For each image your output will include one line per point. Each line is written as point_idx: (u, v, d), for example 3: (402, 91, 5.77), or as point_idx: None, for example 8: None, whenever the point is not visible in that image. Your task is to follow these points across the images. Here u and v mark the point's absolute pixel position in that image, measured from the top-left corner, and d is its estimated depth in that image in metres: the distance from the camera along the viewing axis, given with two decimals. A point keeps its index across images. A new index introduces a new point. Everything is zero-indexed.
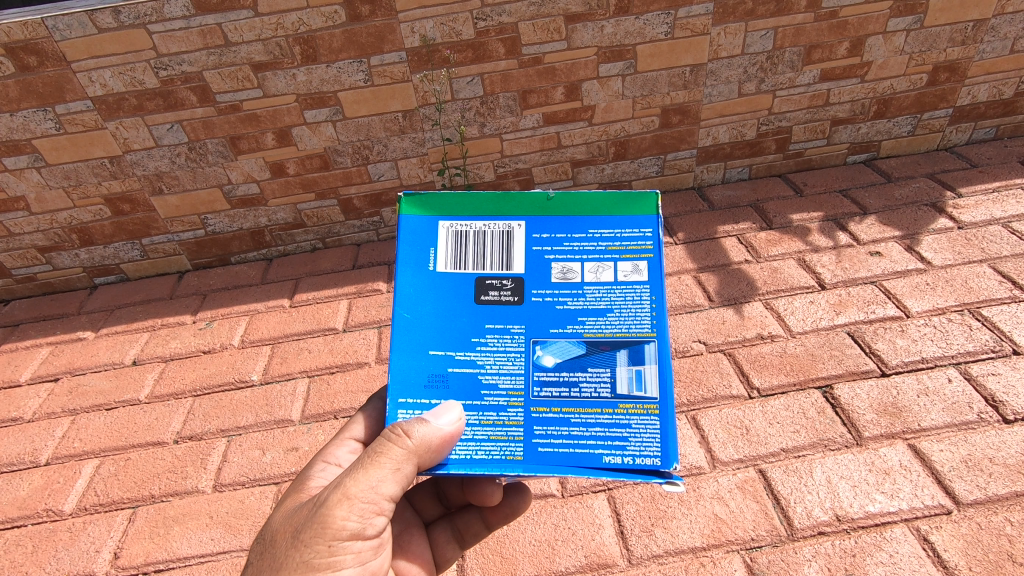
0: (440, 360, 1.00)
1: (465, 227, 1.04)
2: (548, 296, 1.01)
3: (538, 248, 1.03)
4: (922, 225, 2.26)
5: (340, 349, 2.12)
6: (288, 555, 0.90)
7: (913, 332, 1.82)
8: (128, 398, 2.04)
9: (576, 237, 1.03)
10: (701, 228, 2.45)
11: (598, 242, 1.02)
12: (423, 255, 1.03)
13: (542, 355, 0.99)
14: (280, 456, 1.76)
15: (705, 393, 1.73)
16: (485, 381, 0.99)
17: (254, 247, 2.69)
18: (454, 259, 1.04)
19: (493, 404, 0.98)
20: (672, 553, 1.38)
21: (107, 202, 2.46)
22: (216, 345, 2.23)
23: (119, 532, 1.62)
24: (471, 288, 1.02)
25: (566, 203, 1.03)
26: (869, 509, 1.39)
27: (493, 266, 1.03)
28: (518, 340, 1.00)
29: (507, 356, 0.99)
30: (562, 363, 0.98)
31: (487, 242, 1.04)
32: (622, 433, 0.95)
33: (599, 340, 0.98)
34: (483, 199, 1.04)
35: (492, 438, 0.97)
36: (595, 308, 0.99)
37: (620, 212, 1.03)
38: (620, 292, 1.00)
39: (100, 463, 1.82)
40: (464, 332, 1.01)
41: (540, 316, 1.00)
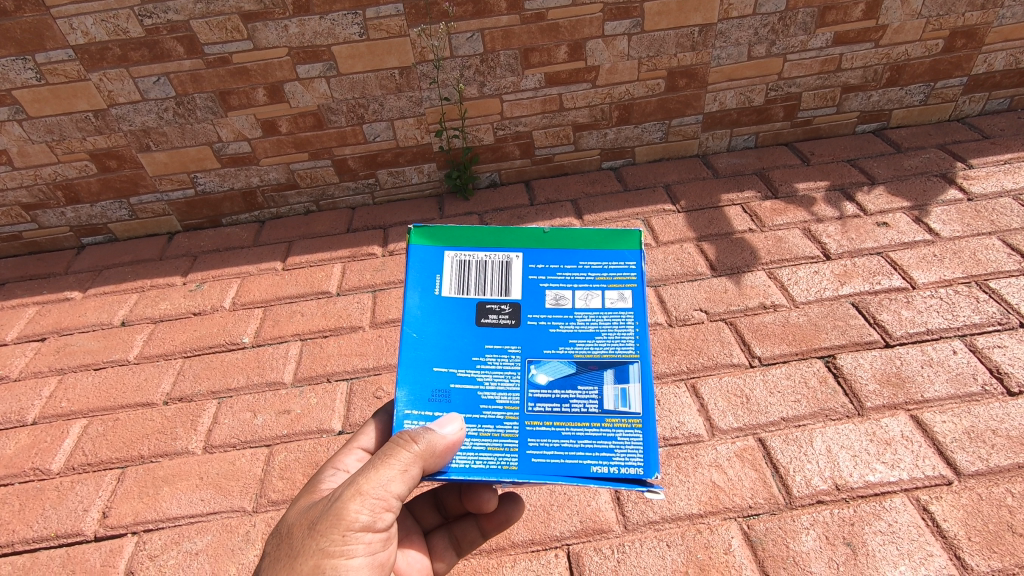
0: (443, 376, 0.97)
1: (468, 257, 1.02)
2: (543, 320, 0.99)
3: (535, 277, 1.01)
4: (931, 196, 2.21)
5: (334, 313, 2.07)
6: (304, 545, 0.86)
7: (919, 303, 1.79)
8: (117, 358, 2.00)
9: (568, 268, 1.02)
10: (704, 196, 2.39)
11: (587, 273, 1.01)
12: (426, 283, 1.01)
13: (536, 373, 0.96)
14: (271, 418, 1.72)
15: (705, 360, 1.70)
16: (484, 397, 0.96)
17: (246, 209, 2.62)
18: (456, 287, 1.01)
19: (489, 419, 0.95)
20: (668, 520, 1.36)
21: (93, 157, 2.38)
22: (206, 307, 2.18)
23: (108, 492, 1.59)
24: (471, 312, 1.00)
25: (561, 237, 1.02)
26: (869, 478, 1.38)
27: (493, 292, 1.01)
28: (515, 360, 0.97)
29: (503, 374, 0.96)
30: (554, 381, 0.96)
31: (488, 273, 1.02)
32: (609, 444, 0.92)
33: (588, 359, 0.96)
34: (484, 232, 1.02)
35: (490, 449, 0.93)
36: (584, 331, 0.98)
37: (610, 246, 1.02)
38: (608, 317, 0.98)
39: (88, 423, 1.79)
40: (465, 351, 0.98)
41: (536, 338, 0.98)
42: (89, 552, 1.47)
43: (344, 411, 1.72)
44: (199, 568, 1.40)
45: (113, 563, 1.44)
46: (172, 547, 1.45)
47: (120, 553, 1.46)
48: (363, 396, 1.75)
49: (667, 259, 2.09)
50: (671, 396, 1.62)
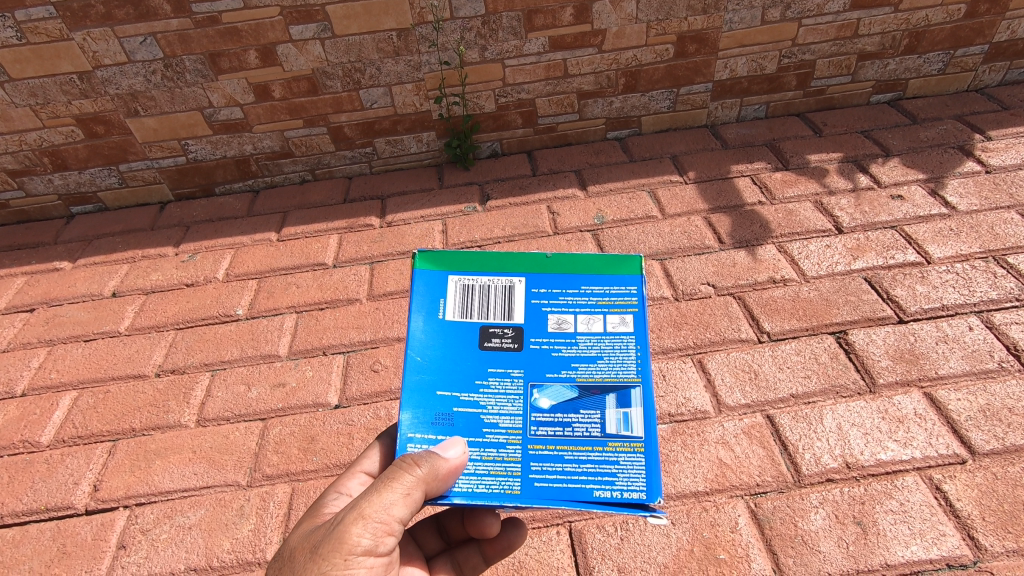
0: (444, 400, 0.91)
1: (471, 281, 0.98)
2: (545, 344, 0.94)
3: (537, 301, 0.97)
4: (948, 168, 2.14)
5: (330, 285, 2.01)
6: (305, 569, 0.82)
7: (934, 278, 1.73)
8: (108, 330, 1.95)
9: (570, 292, 0.97)
10: (713, 167, 2.31)
11: (589, 297, 0.97)
12: (428, 306, 0.97)
13: (539, 398, 0.91)
14: (266, 391, 1.68)
15: (712, 335, 1.65)
16: (486, 420, 0.90)
17: (239, 178, 2.54)
18: (459, 311, 0.97)
19: (491, 444, 0.89)
20: (673, 497, 1.32)
21: (79, 122, 2.29)
22: (199, 278, 2.13)
23: (98, 465, 1.55)
24: (473, 335, 0.95)
25: (564, 262, 0.99)
26: (881, 457, 1.34)
27: (495, 314, 0.96)
28: (517, 384, 0.92)
29: (505, 398, 0.91)
30: (557, 406, 0.90)
31: (491, 297, 0.97)
32: (611, 468, 0.87)
33: (591, 383, 0.91)
34: (487, 256, 0.99)
35: (492, 474, 0.88)
36: (587, 354, 0.93)
37: (612, 270, 0.98)
38: (609, 341, 0.94)
39: (78, 395, 1.75)
40: (466, 375, 0.92)
41: (539, 361, 0.93)
42: (79, 526, 1.43)
43: (341, 384, 1.67)
44: (193, 542, 1.36)
45: (105, 537, 1.40)
46: (164, 521, 1.42)
47: (111, 526, 1.42)
48: (360, 369, 1.71)
49: (674, 232, 2.03)
50: (677, 371, 1.58)
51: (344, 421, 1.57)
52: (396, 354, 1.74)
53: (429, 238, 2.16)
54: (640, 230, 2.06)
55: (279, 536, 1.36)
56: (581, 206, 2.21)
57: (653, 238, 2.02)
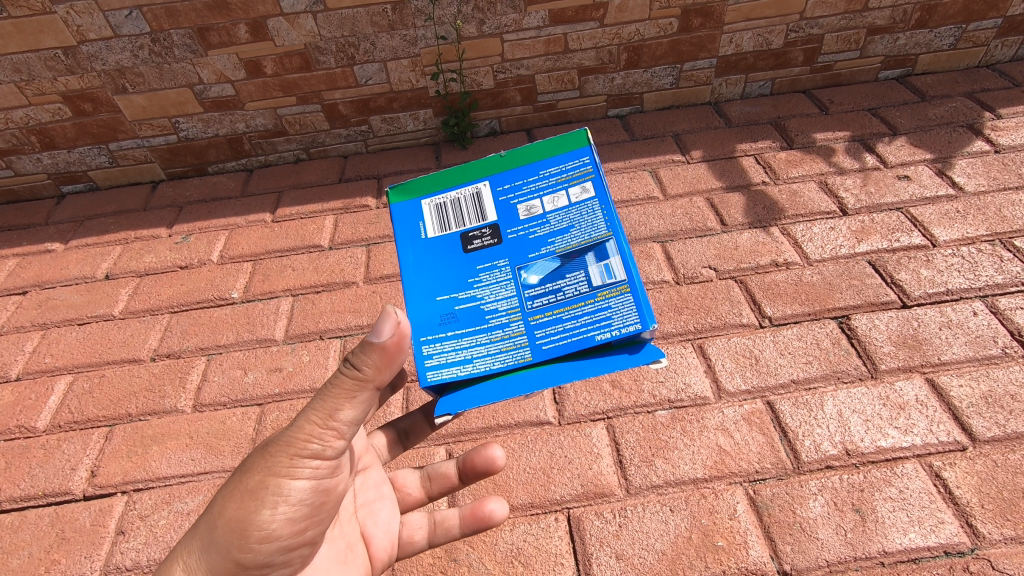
0: (443, 303, 0.93)
1: (443, 198, 1.00)
2: (523, 232, 0.95)
3: (505, 197, 0.98)
4: (956, 148, 2.10)
5: (326, 268, 1.98)
6: (256, 461, 0.89)
7: (939, 262, 1.70)
8: (102, 313, 1.93)
9: (531, 180, 0.98)
10: (716, 146, 2.27)
11: (549, 178, 0.98)
12: (411, 229, 0.99)
13: (528, 277, 0.92)
14: (263, 376, 1.66)
15: (713, 320, 1.63)
16: (485, 311, 0.92)
17: (232, 157, 2.49)
18: (440, 225, 0.99)
19: (495, 326, 0.90)
20: (672, 484, 1.32)
21: (66, 99, 2.23)
22: (193, 260, 2.09)
23: (95, 451, 1.55)
24: (456, 242, 0.97)
25: (518, 157, 1.00)
26: (881, 444, 1.33)
27: (472, 220, 0.98)
28: (505, 273, 0.93)
29: (496, 287, 0.92)
30: (546, 278, 0.91)
31: (464, 205, 0.99)
32: (605, 313, 0.87)
33: (570, 251, 0.91)
34: (448, 172, 1.01)
35: (502, 351, 0.89)
36: (559, 229, 0.94)
37: (563, 150, 0.99)
38: (577, 212, 0.94)
39: (74, 379, 1.73)
40: (457, 276, 0.94)
41: (520, 249, 0.94)
42: (78, 511, 1.43)
43: None
44: None
45: (104, 522, 1.40)
46: (163, 507, 1.41)
47: (110, 512, 1.42)
48: None
49: (676, 214, 1.99)
50: (677, 357, 1.56)
51: None
52: None
53: None
54: (641, 211, 2.03)
55: None
56: None
57: (655, 219, 1.98)
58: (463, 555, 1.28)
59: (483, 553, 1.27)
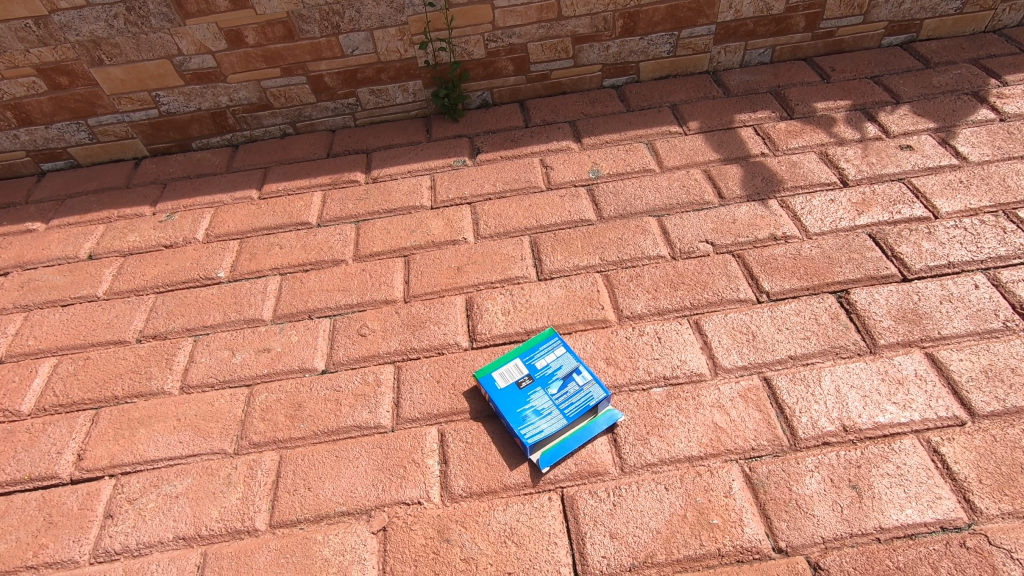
0: (517, 403, 1.39)
1: (503, 369, 1.46)
2: (545, 376, 1.44)
3: (532, 362, 1.47)
4: (960, 116, 2.04)
5: (314, 246, 1.93)
6: None
7: (941, 234, 1.67)
8: (86, 294, 1.88)
9: (542, 357, 1.48)
10: (714, 117, 2.20)
11: (549, 359, 1.47)
12: (489, 386, 1.42)
13: (551, 392, 1.41)
14: (251, 357, 1.63)
15: (710, 296, 1.60)
16: (533, 401, 1.40)
17: (216, 132, 2.41)
18: (502, 377, 1.44)
19: (541, 409, 1.39)
20: (667, 462, 1.30)
21: (40, 73, 2.14)
22: (178, 239, 2.04)
23: (81, 434, 1.52)
24: (513, 390, 1.41)
25: (525, 348, 1.50)
26: (878, 419, 1.31)
27: (519, 378, 1.44)
28: (540, 394, 1.41)
29: (536, 399, 1.40)
30: (560, 389, 1.41)
31: (514, 376, 1.44)
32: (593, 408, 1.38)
33: (570, 380, 1.43)
34: (497, 360, 1.49)
35: (550, 418, 1.37)
36: (561, 374, 1.44)
37: (544, 337, 1.52)
38: (564, 359, 1.47)
39: (58, 362, 1.70)
40: (517, 399, 1.40)
41: (543, 379, 1.44)
42: (65, 495, 1.41)
43: (328, 349, 1.62)
44: (181, 511, 1.35)
45: (91, 506, 1.39)
46: (151, 490, 1.39)
47: (97, 496, 1.40)
48: (346, 333, 1.66)
49: (672, 187, 1.94)
50: (673, 333, 1.53)
51: (331, 387, 1.53)
52: (384, 317, 1.68)
53: (416, 194, 2.07)
54: (637, 184, 1.97)
55: (268, 503, 1.34)
56: (576, 160, 2.11)
57: (651, 193, 1.93)
58: (456, 536, 1.24)
59: (476, 534, 1.24)
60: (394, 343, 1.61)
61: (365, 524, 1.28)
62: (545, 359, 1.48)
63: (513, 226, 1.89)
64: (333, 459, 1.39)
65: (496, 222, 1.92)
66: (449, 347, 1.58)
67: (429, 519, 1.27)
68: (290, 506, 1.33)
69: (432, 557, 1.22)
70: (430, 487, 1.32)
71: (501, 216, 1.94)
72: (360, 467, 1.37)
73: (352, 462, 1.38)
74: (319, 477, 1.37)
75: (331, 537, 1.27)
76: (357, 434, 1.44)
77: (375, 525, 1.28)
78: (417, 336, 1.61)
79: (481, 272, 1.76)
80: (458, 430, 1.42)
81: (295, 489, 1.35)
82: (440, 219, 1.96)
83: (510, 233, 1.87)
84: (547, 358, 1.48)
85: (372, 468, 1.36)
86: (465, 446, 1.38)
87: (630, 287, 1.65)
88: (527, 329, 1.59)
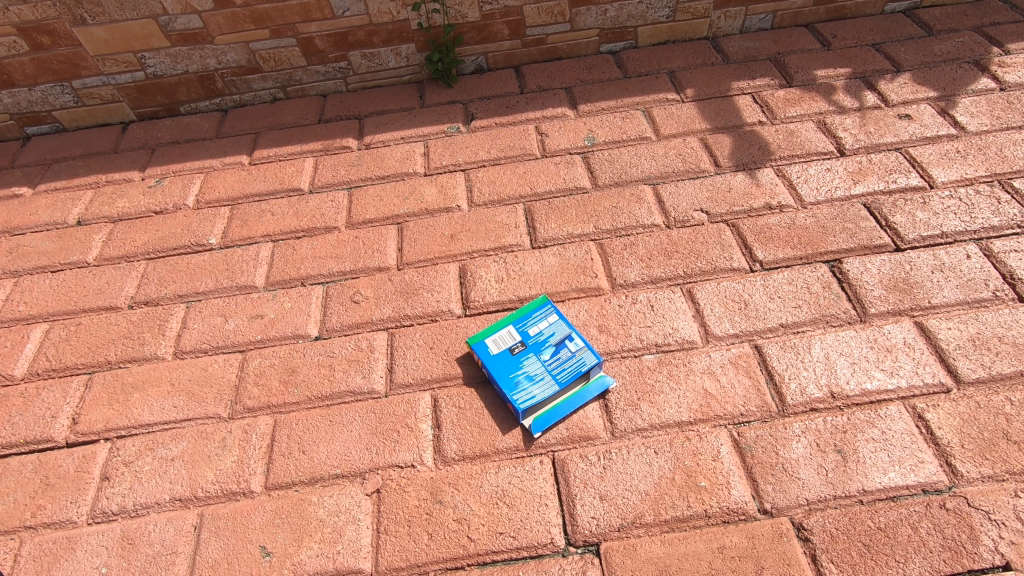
0: (509, 368, 1.40)
1: (495, 335, 1.46)
2: (538, 342, 1.45)
3: (526, 329, 1.48)
4: (960, 85, 2.02)
5: (306, 213, 1.91)
6: None
7: (935, 204, 1.66)
8: (75, 260, 1.87)
9: (535, 323, 1.49)
10: (713, 84, 2.17)
11: (543, 326, 1.48)
12: (483, 352, 1.43)
13: (544, 358, 1.42)
14: (243, 323, 1.63)
15: (703, 265, 1.60)
16: (526, 367, 1.41)
17: (205, 96, 2.36)
18: (495, 342, 1.45)
19: (533, 374, 1.39)
20: (657, 427, 1.32)
21: (21, 32, 2.08)
22: (168, 205, 2.02)
23: (75, 399, 1.53)
24: (506, 356, 1.42)
25: (519, 315, 1.50)
26: (866, 386, 1.33)
27: (512, 344, 1.45)
28: (533, 360, 1.42)
29: (529, 365, 1.41)
30: (553, 356, 1.42)
31: (507, 341, 1.45)
32: (585, 374, 1.39)
33: (562, 347, 1.44)
34: (490, 326, 1.49)
35: (542, 384, 1.38)
36: (554, 340, 1.45)
37: (538, 303, 1.52)
38: (556, 325, 1.47)
39: (50, 327, 1.69)
40: (510, 364, 1.41)
41: (536, 345, 1.44)
42: (61, 458, 1.42)
43: (321, 316, 1.62)
44: (177, 474, 1.36)
45: (88, 469, 1.40)
46: (146, 453, 1.41)
47: (93, 459, 1.41)
48: (339, 300, 1.65)
49: (668, 155, 1.92)
50: (665, 302, 1.54)
51: (325, 353, 1.53)
52: (377, 285, 1.68)
53: (410, 161, 2.04)
54: (632, 152, 1.95)
55: (263, 466, 1.36)
56: (571, 127, 2.08)
57: (646, 161, 1.91)
58: (449, 497, 1.26)
59: (468, 495, 1.26)
60: (388, 310, 1.61)
61: (359, 486, 1.30)
62: (538, 326, 1.48)
63: (507, 193, 1.88)
64: (327, 423, 1.41)
65: (490, 190, 1.90)
66: (442, 314, 1.58)
67: (423, 481, 1.29)
68: (285, 469, 1.34)
69: (425, 518, 1.24)
70: (423, 451, 1.34)
71: (495, 183, 1.92)
72: (353, 431, 1.38)
73: (346, 426, 1.39)
74: (313, 441, 1.38)
75: (326, 498, 1.29)
76: (351, 399, 1.45)
77: (369, 487, 1.30)
78: (411, 303, 1.61)
79: (475, 240, 1.75)
80: (451, 395, 1.43)
81: (290, 453, 1.37)
82: (433, 186, 1.94)
83: (504, 202, 1.86)
84: (540, 325, 1.48)
85: (366, 432, 1.38)
86: (458, 411, 1.39)
87: (624, 256, 1.65)
88: (520, 297, 1.59)
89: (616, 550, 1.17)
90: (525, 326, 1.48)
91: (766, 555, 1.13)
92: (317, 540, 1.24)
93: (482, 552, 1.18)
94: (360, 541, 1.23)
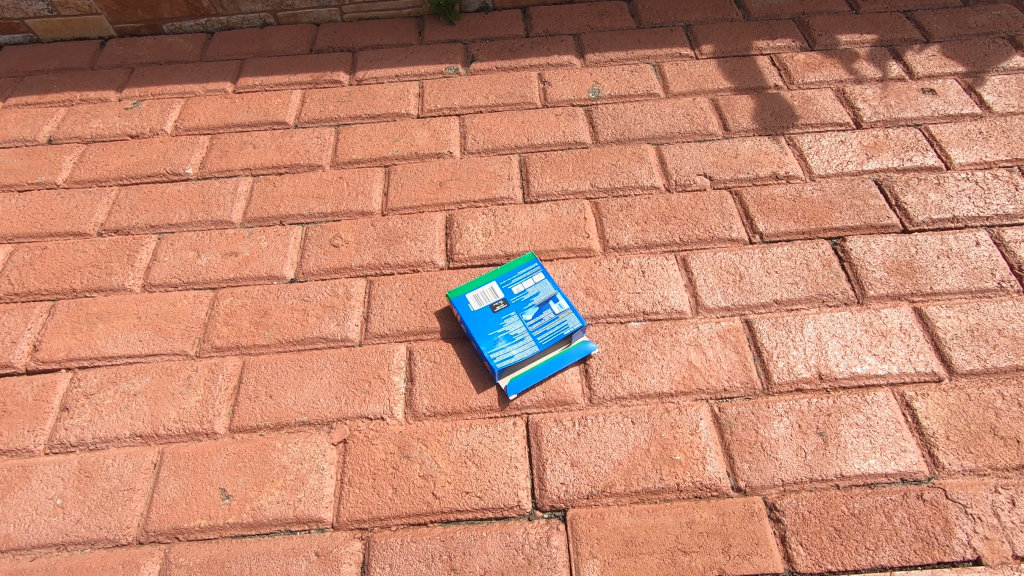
0: (489, 326, 1.34)
1: (477, 290, 1.40)
2: (521, 301, 1.38)
3: (510, 286, 1.41)
4: (991, 62, 1.91)
5: (290, 148, 1.81)
6: None
7: (950, 187, 1.58)
8: (44, 181, 1.77)
9: (521, 281, 1.42)
10: (731, 41, 2.04)
11: (528, 285, 1.41)
12: (464, 307, 1.37)
13: (526, 318, 1.36)
14: (216, 260, 1.55)
15: (701, 233, 1.53)
16: (508, 326, 1.35)
17: (190, 15, 2.21)
18: (477, 298, 1.38)
19: (514, 334, 1.34)
20: (637, 397, 1.28)
21: None
22: (145, 129, 1.90)
23: (37, 325, 1.46)
24: (487, 313, 1.36)
25: (504, 272, 1.43)
26: (856, 370, 1.28)
27: (494, 301, 1.38)
28: (515, 318, 1.36)
29: (511, 323, 1.35)
30: (535, 316, 1.36)
31: (489, 298, 1.39)
32: (567, 337, 1.33)
33: (546, 307, 1.37)
34: (474, 281, 1.42)
35: (522, 344, 1.32)
36: (539, 300, 1.38)
37: (524, 262, 1.45)
38: (541, 286, 1.40)
39: (14, 249, 1.61)
40: (490, 322, 1.35)
41: (519, 304, 1.38)
42: (19, 385, 1.37)
43: (298, 258, 1.55)
44: (138, 409, 1.31)
45: (46, 398, 1.35)
46: (108, 386, 1.35)
47: (53, 388, 1.36)
48: (318, 242, 1.58)
49: (676, 114, 1.82)
50: (657, 268, 1.47)
51: (299, 297, 1.47)
52: (359, 229, 1.60)
53: (403, 101, 1.93)
54: (638, 108, 1.85)
55: (228, 409, 1.31)
56: (576, 77, 1.96)
57: (652, 119, 1.81)
58: (416, 453, 1.23)
59: (436, 453, 1.22)
60: (368, 256, 1.53)
61: (326, 435, 1.26)
62: (522, 285, 1.41)
63: (503, 142, 1.78)
64: (296, 368, 1.35)
65: (485, 138, 1.80)
66: (424, 265, 1.51)
67: (391, 435, 1.25)
68: (250, 412, 1.30)
69: (391, 472, 1.21)
70: (394, 404, 1.30)
71: (491, 131, 1.82)
72: (323, 379, 1.33)
73: (317, 373, 1.34)
74: (281, 386, 1.33)
75: (290, 445, 1.25)
76: (323, 346, 1.39)
77: (335, 437, 1.26)
78: (392, 251, 1.54)
79: (465, 190, 1.66)
80: (427, 349, 1.37)
81: (256, 396, 1.32)
82: (426, 129, 1.84)
83: (499, 151, 1.76)
84: (525, 284, 1.41)
85: (336, 381, 1.33)
86: (433, 365, 1.34)
87: (619, 218, 1.57)
88: (507, 253, 1.52)
89: (583, 517, 1.14)
90: (510, 284, 1.41)
91: (734, 533, 1.10)
92: (278, 486, 1.20)
93: (446, 510, 1.16)
94: (322, 490, 1.20)
